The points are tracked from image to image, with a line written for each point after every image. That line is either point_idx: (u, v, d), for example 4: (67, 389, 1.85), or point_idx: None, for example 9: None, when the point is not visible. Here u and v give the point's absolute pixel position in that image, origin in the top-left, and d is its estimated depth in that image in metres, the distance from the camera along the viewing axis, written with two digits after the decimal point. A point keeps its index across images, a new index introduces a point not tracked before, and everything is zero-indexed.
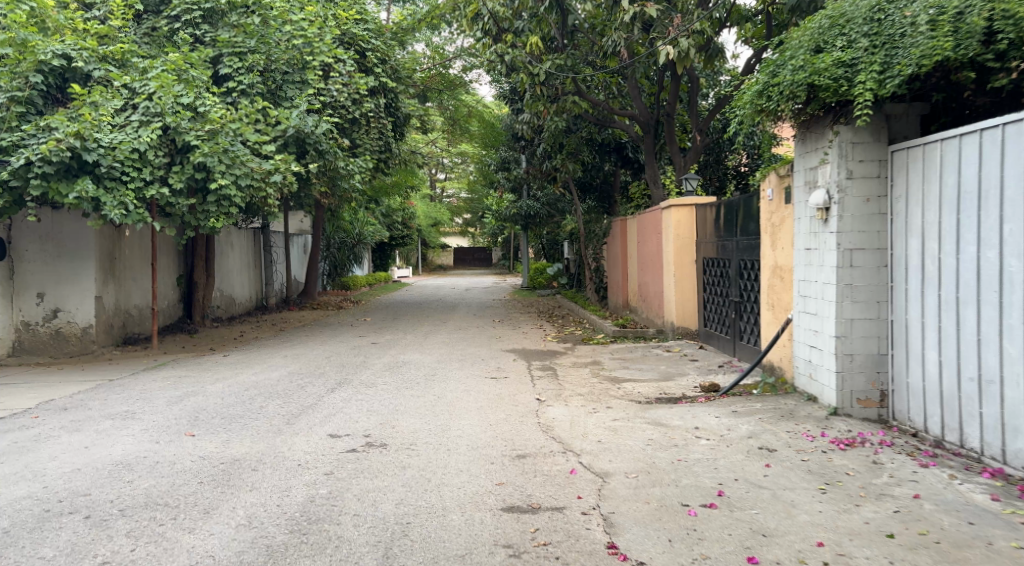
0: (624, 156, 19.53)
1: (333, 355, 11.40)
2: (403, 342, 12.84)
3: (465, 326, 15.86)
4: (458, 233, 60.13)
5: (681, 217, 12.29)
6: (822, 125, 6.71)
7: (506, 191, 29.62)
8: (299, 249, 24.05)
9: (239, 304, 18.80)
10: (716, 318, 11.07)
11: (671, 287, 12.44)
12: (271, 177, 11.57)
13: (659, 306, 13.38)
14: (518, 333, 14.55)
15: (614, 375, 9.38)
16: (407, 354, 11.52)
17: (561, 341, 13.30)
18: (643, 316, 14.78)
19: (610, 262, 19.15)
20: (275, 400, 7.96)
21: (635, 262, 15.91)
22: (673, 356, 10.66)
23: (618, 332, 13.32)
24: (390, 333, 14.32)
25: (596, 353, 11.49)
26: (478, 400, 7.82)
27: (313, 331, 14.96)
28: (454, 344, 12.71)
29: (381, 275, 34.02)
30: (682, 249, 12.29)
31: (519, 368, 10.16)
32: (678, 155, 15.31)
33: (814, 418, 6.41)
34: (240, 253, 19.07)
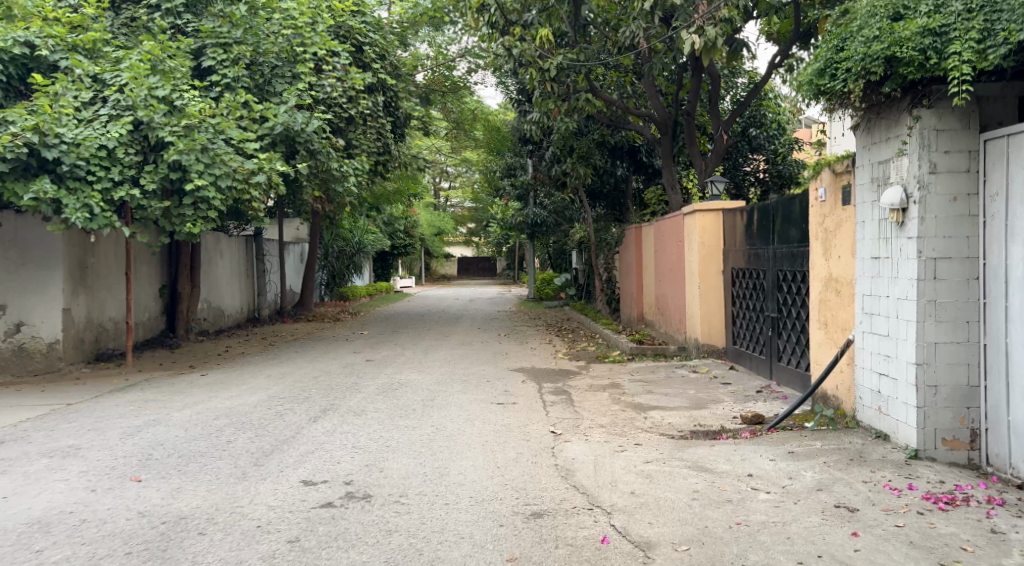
0: (637, 161, 18.44)
1: (323, 375, 10.30)
2: (401, 360, 11.74)
3: (468, 340, 14.74)
4: (462, 242, 59.08)
5: (708, 222, 11.19)
6: (896, 109, 5.58)
7: (511, 199, 28.54)
8: (295, 258, 22.94)
9: (228, 316, 17.71)
10: (748, 334, 9.97)
11: (695, 299, 11.33)
12: (255, 178, 10.49)
13: (681, 320, 12.28)
14: (525, 349, 13.43)
15: (637, 401, 8.26)
16: (405, 373, 10.41)
17: (574, 358, 12.19)
18: (661, 331, 13.66)
19: (623, 272, 18.04)
20: (248, 432, 6.85)
21: (652, 273, 14.81)
22: (701, 377, 9.54)
23: (636, 349, 12.19)
24: (388, 349, 13.23)
25: (614, 373, 10.38)
26: (483, 434, 6.71)
27: (305, 347, 13.87)
28: (457, 361, 11.61)
29: (383, 285, 32.93)
30: (709, 258, 11.18)
31: (528, 391, 9.03)
32: (698, 156, 14.25)
33: (892, 464, 5.29)
34: (230, 261, 17.99)
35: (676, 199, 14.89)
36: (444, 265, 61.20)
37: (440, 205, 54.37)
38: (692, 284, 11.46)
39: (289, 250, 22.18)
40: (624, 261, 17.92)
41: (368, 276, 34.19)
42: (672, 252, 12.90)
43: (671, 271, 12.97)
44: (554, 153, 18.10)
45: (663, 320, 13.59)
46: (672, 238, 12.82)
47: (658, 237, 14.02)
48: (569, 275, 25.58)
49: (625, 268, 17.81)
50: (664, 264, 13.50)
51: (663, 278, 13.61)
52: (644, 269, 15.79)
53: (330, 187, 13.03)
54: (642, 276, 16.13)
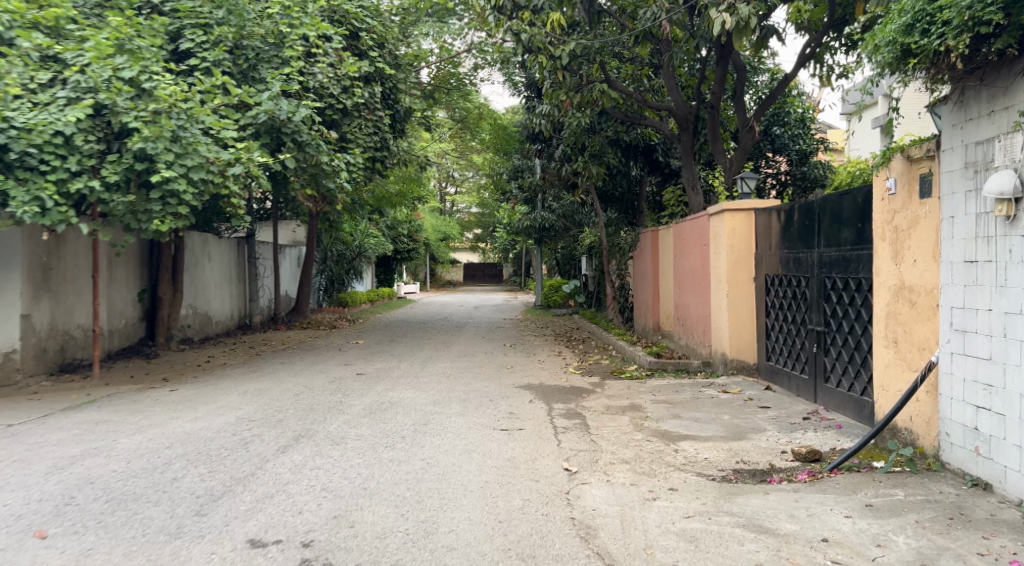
0: (652, 161, 17.28)
1: (307, 391, 9.19)
2: (395, 375, 10.61)
3: (470, 352, 13.59)
4: (468, 248, 57.95)
5: (736, 223, 10.00)
6: (1007, 73, 4.51)
7: (518, 202, 27.40)
8: (292, 261, 21.79)
9: (215, 322, 16.60)
10: (788, 350, 8.82)
11: (722, 309, 10.15)
12: (232, 170, 9.35)
13: (705, 332, 11.11)
14: (533, 362, 12.28)
15: (663, 428, 7.12)
16: (397, 391, 9.26)
17: (586, 373, 11.02)
18: (681, 344, 12.52)
19: (638, 279, 16.87)
20: (203, 465, 5.75)
21: (671, 280, 13.65)
22: (733, 400, 8.40)
23: (656, 363, 11.03)
24: (383, 361, 12.12)
25: (633, 393, 9.23)
26: (483, 471, 5.59)
27: (294, 358, 12.77)
28: (456, 377, 10.44)
29: (385, 291, 31.79)
30: (738, 263, 10.00)
31: (537, 414, 7.89)
32: (721, 153, 13.10)
33: (1007, 527, 4.17)
34: (219, 265, 16.88)
35: (695, 199, 13.73)
36: (449, 271, 60.07)
37: (445, 210, 53.26)
38: (719, 293, 10.29)
39: (285, 253, 21.04)
40: (638, 267, 16.78)
41: (370, 281, 33.05)
42: (694, 257, 11.76)
43: (693, 278, 11.82)
44: (564, 152, 16.96)
45: (683, 331, 12.44)
46: (695, 242, 11.69)
47: (677, 240, 12.90)
48: (578, 282, 24.42)
49: (640, 274, 16.65)
50: (685, 271, 12.37)
51: (683, 286, 12.48)
52: (661, 275, 14.65)
53: (321, 184, 11.92)
54: (659, 283, 14.99)
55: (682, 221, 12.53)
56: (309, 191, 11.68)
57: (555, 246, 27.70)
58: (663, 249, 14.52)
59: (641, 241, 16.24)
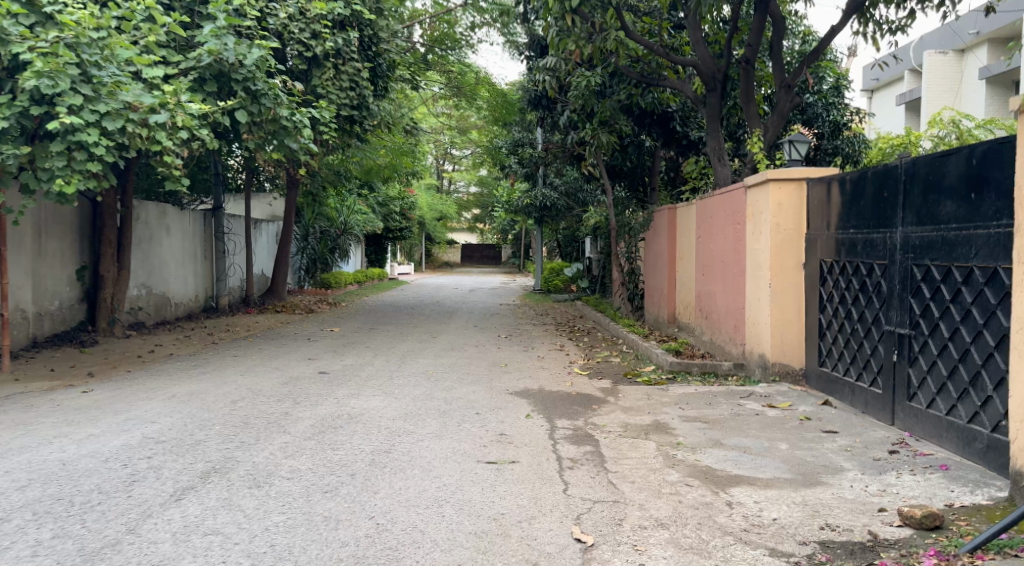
0: (668, 129, 15.47)
1: (250, 396, 7.41)
2: (366, 375, 8.82)
3: (459, 345, 11.80)
4: (466, 228, 56.04)
5: (782, 196, 8.17)
6: None
7: (519, 179, 25.57)
8: (269, 236, 19.95)
9: (175, 304, 14.87)
10: (854, 356, 7.03)
11: (763, 301, 8.33)
12: (156, 118, 7.59)
13: (737, 328, 9.31)
14: (531, 359, 10.49)
15: (704, 463, 5.33)
16: (363, 397, 7.47)
17: (595, 375, 9.23)
18: (705, 340, 10.74)
19: (650, 263, 15.06)
20: (51, 522, 4.00)
21: (692, 265, 11.83)
22: (786, 419, 6.61)
23: (679, 364, 9.24)
24: (355, 356, 10.31)
25: (654, 404, 7.44)
26: (457, 547, 3.80)
27: (253, 348, 10.98)
28: (439, 378, 8.63)
29: (375, 272, 29.96)
30: (782, 245, 8.17)
31: (536, 436, 6.11)
32: (753, 119, 11.31)
33: None
34: (179, 239, 15.13)
35: (720, 172, 11.93)
36: (447, 252, 58.17)
37: (443, 188, 51.32)
38: (758, 282, 8.48)
39: (261, 226, 19.24)
40: (651, 250, 14.94)
41: (360, 260, 31.19)
42: (723, 238, 9.94)
43: (721, 263, 10.01)
44: (569, 118, 15.14)
45: (708, 325, 10.65)
46: (725, 220, 9.88)
47: (701, 217, 11.10)
48: (581, 265, 22.61)
49: (652, 258, 14.84)
50: (710, 255, 10.56)
51: (709, 272, 10.66)
52: (680, 257, 12.82)
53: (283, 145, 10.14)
54: (676, 268, 13.17)
55: (709, 196, 10.72)
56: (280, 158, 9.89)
57: (557, 227, 25.86)
58: (682, 227, 12.69)
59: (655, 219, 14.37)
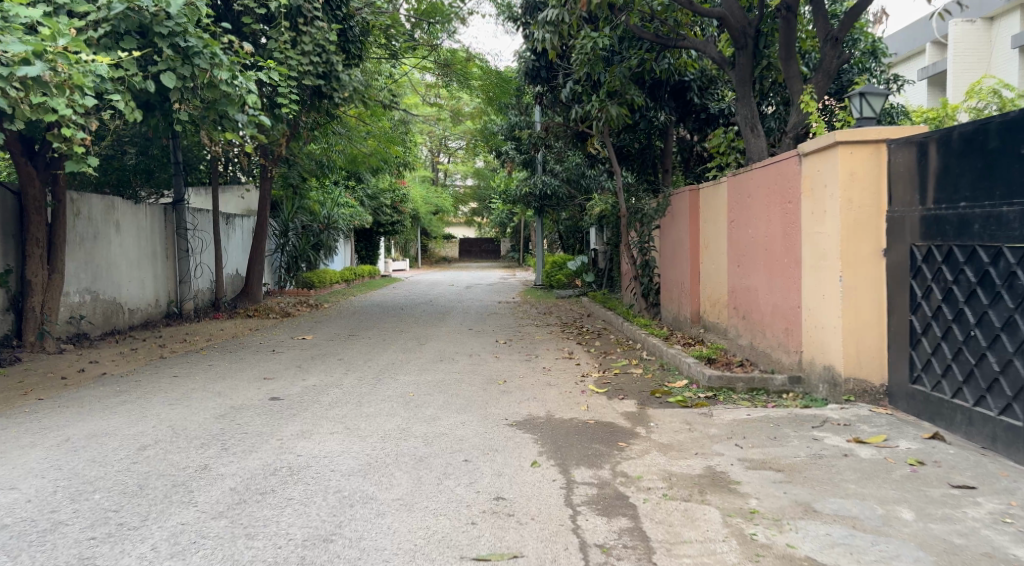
0: (684, 101, 13.77)
1: (166, 440, 5.60)
2: (329, 400, 7.04)
3: (449, 354, 10.02)
4: (463, 223, 54.22)
5: (857, 163, 6.41)
6: None
7: (516, 167, 23.84)
8: (244, 232, 18.13)
9: (130, 311, 13.09)
10: (972, 370, 5.37)
11: (831, 298, 6.59)
12: (33, 71, 5.82)
13: (790, 332, 7.58)
14: (535, 372, 8.71)
15: (802, 553, 3.58)
16: (317, 437, 5.67)
17: (615, 394, 7.42)
18: (742, 345, 9.01)
19: (667, 253, 13.28)
20: None
21: (723, 253, 10.07)
22: (890, 463, 4.82)
23: (719, 380, 7.42)
24: (323, 373, 8.52)
25: (701, 439, 5.65)
26: None
27: (202, 364, 9.18)
28: (420, 404, 6.83)
29: (366, 269, 28.10)
30: (858, 226, 6.42)
31: (547, 500, 4.35)
32: (795, 79, 9.62)
33: None
34: (134, 237, 13.38)
35: (756, 144, 10.24)
36: (444, 246, 56.37)
37: (438, 180, 49.50)
38: (824, 274, 6.74)
39: (234, 221, 17.49)
40: (668, 238, 13.18)
41: (349, 257, 29.34)
42: (767, 221, 8.20)
43: (764, 250, 8.27)
44: (571, 91, 13.39)
45: (747, 326, 8.92)
46: (770, 198, 8.14)
47: (734, 197, 9.35)
48: (586, 258, 20.81)
49: (670, 248, 13.06)
50: (748, 241, 8.81)
51: (746, 263, 8.92)
52: (706, 245, 11.07)
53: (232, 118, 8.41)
54: (701, 257, 11.42)
55: (745, 171, 8.96)
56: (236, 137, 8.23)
57: (558, 216, 24.12)
58: (708, 210, 10.94)
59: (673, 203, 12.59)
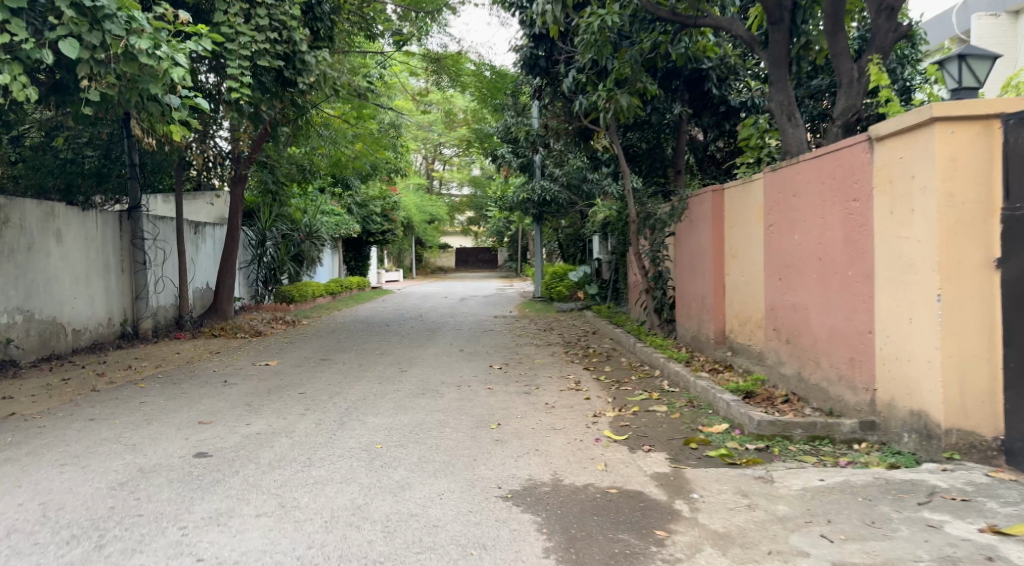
0: (700, 92, 12.34)
1: (25, 531, 4.04)
2: (270, 456, 5.48)
3: (433, 384, 8.46)
4: (460, 232, 52.73)
5: (959, 148, 5.03)
6: None
7: (512, 171, 22.38)
8: (215, 241, 16.57)
9: (73, 332, 11.50)
10: None
11: (920, 321, 5.18)
12: None
13: (855, 362, 6.12)
14: (534, 410, 7.14)
15: None
16: (237, 527, 4.10)
17: (639, 443, 5.87)
18: (787, 375, 7.53)
19: (682, 263, 11.80)
20: None
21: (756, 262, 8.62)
22: None
23: (770, 426, 5.87)
24: (276, 412, 6.96)
25: (766, 524, 4.17)
26: None
27: (132, 402, 7.58)
28: (389, 463, 5.26)
29: (354, 279, 26.50)
30: (959, 228, 5.02)
31: None
32: (843, 56, 8.09)
33: None
34: (81, 248, 11.81)
35: (794, 134, 8.76)
36: (439, 256, 54.77)
37: (433, 188, 47.99)
38: (911, 290, 5.31)
39: (202, 230, 15.94)
40: (684, 247, 11.71)
41: (337, 267, 27.72)
42: (819, 225, 6.75)
43: (815, 260, 6.81)
44: (573, 81, 11.89)
45: (792, 352, 7.44)
46: (822, 197, 6.70)
47: (771, 198, 7.92)
48: (589, 268, 19.25)
49: (687, 258, 11.56)
50: (793, 249, 7.34)
51: (789, 275, 7.46)
52: (732, 254, 9.61)
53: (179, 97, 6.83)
54: (726, 267, 9.92)
55: (787, 165, 7.53)
56: (178, 137, 6.83)
57: (557, 223, 22.64)
58: (734, 214, 9.50)
59: (690, 207, 11.14)
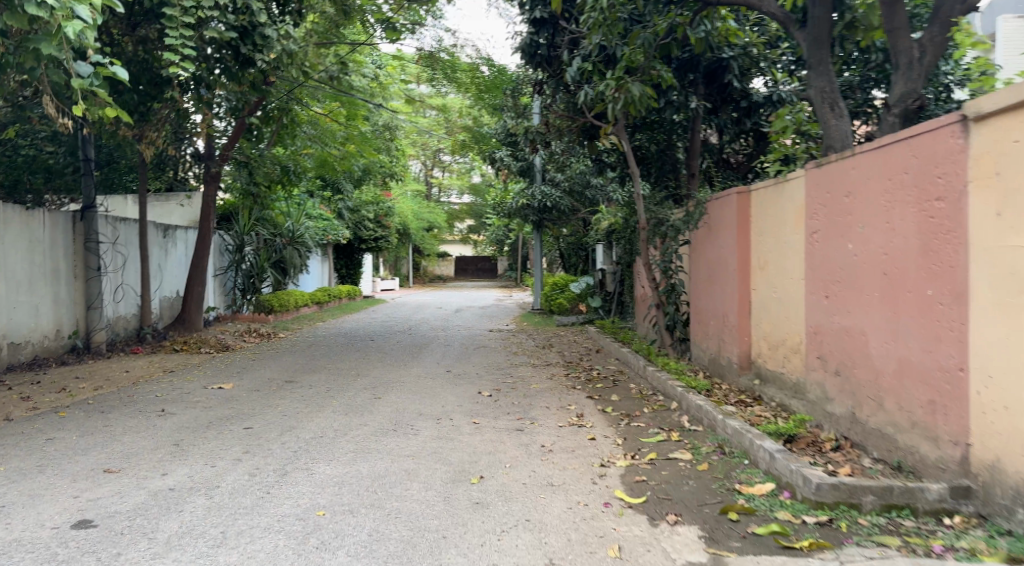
0: (719, 83, 11.05)
1: None
2: (175, 528, 4.15)
3: (408, 417, 7.11)
4: (459, 240, 51.37)
5: None
6: None
7: (511, 176, 21.08)
8: (185, 246, 15.24)
9: (8, 347, 10.15)
10: None
11: None
12: None
13: (938, 406, 4.83)
14: (528, 456, 5.79)
15: None
16: None
17: (662, 511, 4.56)
18: (836, 415, 6.23)
19: (698, 277, 10.48)
20: None
21: (793, 276, 7.35)
22: None
23: (833, 492, 4.59)
24: (207, 456, 5.64)
25: None
26: None
27: (37, 438, 6.19)
28: (329, 544, 3.94)
29: (344, 289, 25.12)
30: None
31: None
32: (899, 31, 6.84)
33: None
34: (24, 252, 10.48)
35: (839, 125, 7.45)
36: (437, 263, 53.41)
37: (432, 195, 46.66)
38: None
39: (171, 234, 14.66)
40: (699, 259, 10.43)
41: (326, 275, 26.33)
42: (880, 231, 5.49)
43: (875, 273, 5.55)
44: (578, 70, 10.58)
45: (842, 387, 6.15)
46: (884, 196, 5.45)
47: (811, 200, 6.69)
48: (592, 279, 17.88)
49: (703, 270, 10.24)
50: (842, 262, 6.08)
51: (837, 293, 6.19)
52: (759, 267, 8.37)
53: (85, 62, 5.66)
54: (751, 281, 8.63)
55: (832, 161, 6.31)
56: (83, 114, 5.74)
57: (558, 230, 21.30)
58: (762, 221, 8.27)
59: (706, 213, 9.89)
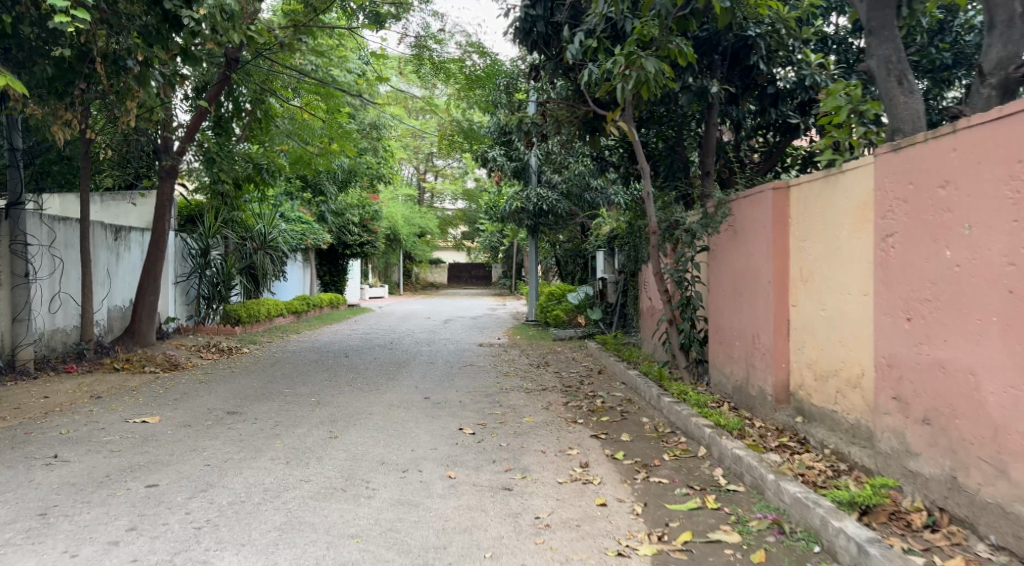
0: (742, 65, 9.61)
1: None
2: None
3: (365, 469, 5.58)
4: (453, 246, 49.76)
5: None
6: None
7: (505, 178, 19.57)
8: (138, 251, 13.65)
9: None
10: None
11: None
12: None
13: None
14: (515, 537, 4.28)
15: None
16: None
17: None
18: (923, 476, 4.74)
19: (717, 291, 8.99)
20: None
21: (855, 293, 5.90)
22: None
23: None
24: (73, 539, 4.12)
25: None
26: None
27: None
28: None
29: (326, 296, 23.55)
30: None
31: None
32: None
33: None
34: None
35: (909, 103, 5.98)
36: (430, 268, 51.86)
37: (425, 200, 45.05)
38: None
39: (122, 236, 13.16)
40: (718, 271, 8.98)
41: (308, 282, 24.74)
42: (1002, 232, 4.16)
43: (995, 290, 4.19)
44: (581, 47, 9.08)
45: (934, 441, 4.67)
46: (1009, 186, 4.13)
47: (877, 196, 5.31)
48: (591, 289, 16.35)
49: (724, 283, 8.75)
50: (931, 275, 4.70)
51: (922, 316, 4.80)
52: (799, 281, 6.95)
53: None
54: (790, 298, 7.18)
55: (910, 144, 4.94)
56: None
57: (555, 236, 19.78)
58: (802, 225, 6.88)
59: (729, 216, 8.46)
